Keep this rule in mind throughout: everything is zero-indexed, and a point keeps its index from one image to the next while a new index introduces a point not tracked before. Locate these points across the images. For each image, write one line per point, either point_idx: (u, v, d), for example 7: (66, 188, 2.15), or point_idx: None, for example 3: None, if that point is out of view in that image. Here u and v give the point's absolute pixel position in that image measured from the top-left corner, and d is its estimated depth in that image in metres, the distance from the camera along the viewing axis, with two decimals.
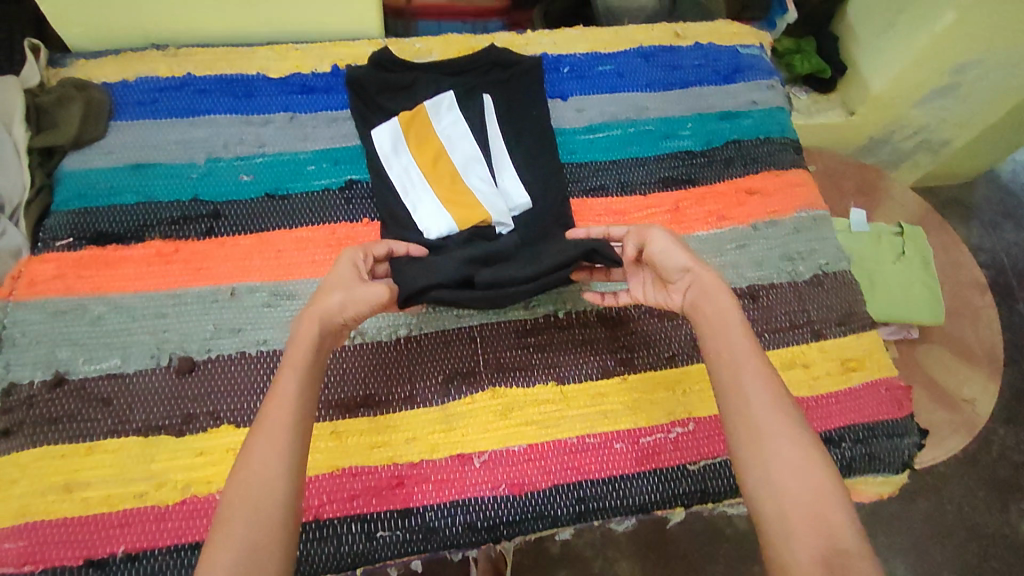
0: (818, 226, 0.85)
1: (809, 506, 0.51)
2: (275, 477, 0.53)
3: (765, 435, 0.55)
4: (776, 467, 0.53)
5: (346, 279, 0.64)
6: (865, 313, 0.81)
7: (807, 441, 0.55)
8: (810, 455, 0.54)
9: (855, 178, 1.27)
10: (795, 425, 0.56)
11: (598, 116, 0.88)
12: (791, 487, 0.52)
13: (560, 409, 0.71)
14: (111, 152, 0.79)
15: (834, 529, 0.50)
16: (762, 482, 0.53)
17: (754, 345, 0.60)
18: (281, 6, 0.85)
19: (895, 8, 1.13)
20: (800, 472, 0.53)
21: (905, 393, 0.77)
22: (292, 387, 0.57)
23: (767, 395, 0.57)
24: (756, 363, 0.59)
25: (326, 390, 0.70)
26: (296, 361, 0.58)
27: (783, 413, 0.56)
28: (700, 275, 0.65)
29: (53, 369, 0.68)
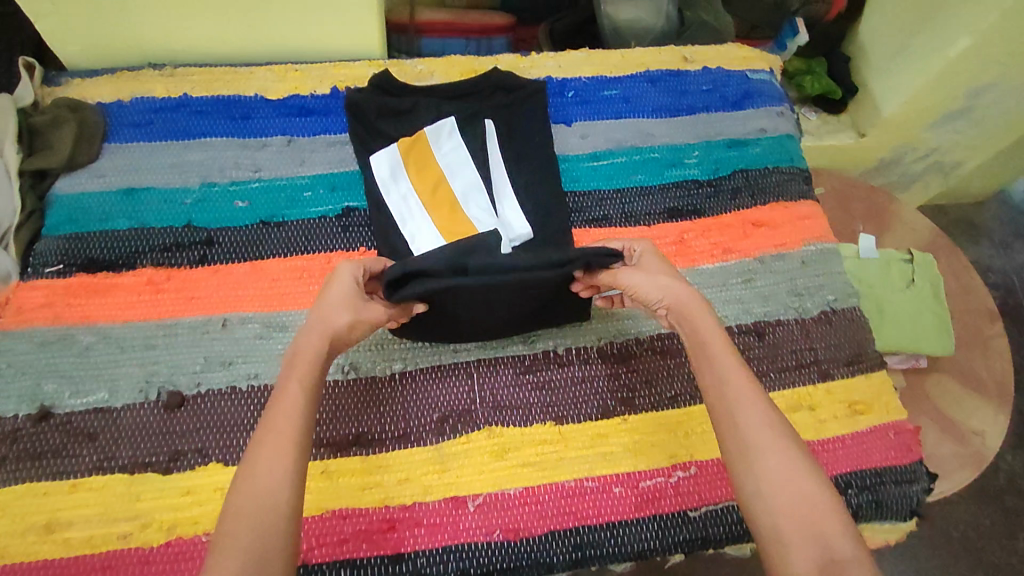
0: (827, 260, 0.82)
1: (801, 519, 0.51)
2: (279, 495, 0.51)
3: (753, 450, 0.55)
4: (766, 482, 0.53)
5: (349, 295, 0.61)
6: (874, 353, 0.78)
7: (794, 451, 0.55)
8: (799, 465, 0.54)
9: (865, 201, 1.23)
10: (782, 436, 0.55)
11: (603, 142, 0.86)
12: (783, 500, 0.52)
13: (557, 451, 0.69)
14: (104, 175, 0.77)
15: (829, 540, 0.50)
16: (754, 499, 0.54)
17: (735, 354, 0.60)
18: (279, 26, 0.83)
19: (909, 30, 1.08)
20: (790, 484, 0.53)
21: (914, 438, 0.75)
22: (297, 402, 0.56)
23: (752, 408, 0.57)
24: (739, 376, 0.58)
25: (320, 427, 0.68)
26: (302, 377, 0.57)
27: (769, 425, 0.56)
28: (678, 288, 0.64)
29: (38, 403, 0.66)
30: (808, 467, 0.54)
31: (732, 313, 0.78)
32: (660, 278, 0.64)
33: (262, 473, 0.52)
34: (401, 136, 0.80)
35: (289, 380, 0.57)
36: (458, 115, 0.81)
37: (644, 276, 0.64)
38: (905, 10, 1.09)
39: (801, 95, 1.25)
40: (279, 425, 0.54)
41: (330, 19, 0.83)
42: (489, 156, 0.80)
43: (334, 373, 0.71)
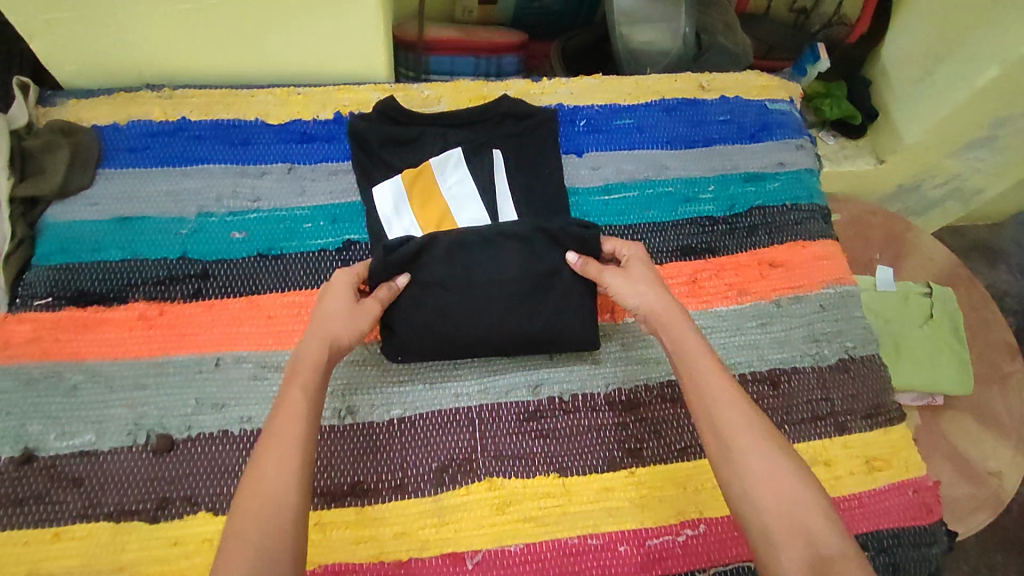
0: (846, 304, 0.79)
1: (787, 516, 0.53)
2: (285, 493, 0.52)
3: (737, 451, 0.57)
4: (751, 481, 0.55)
5: (340, 300, 0.65)
6: (893, 405, 0.75)
7: (775, 450, 0.57)
8: (782, 464, 0.55)
9: (882, 228, 1.12)
10: (763, 437, 0.57)
11: (615, 175, 0.83)
12: (768, 498, 0.54)
13: (561, 505, 0.66)
14: (98, 203, 0.74)
15: (816, 536, 0.51)
16: (741, 499, 0.55)
17: (711, 360, 0.62)
18: (279, 48, 0.80)
19: (934, 55, 1.01)
20: (774, 482, 0.54)
21: (934, 496, 0.71)
22: (300, 406, 0.57)
23: (733, 410, 0.59)
24: (718, 381, 0.61)
25: (319, 476, 0.65)
26: (305, 383, 0.58)
27: (749, 426, 0.58)
28: (657, 298, 0.67)
29: (21, 445, 0.64)
30: (791, 464, 0.56)
31: (746, 360, 0.75)
32: (639, 287, 0.68)
33: (269, 477, 0.52)
34: (405, 167, 0.77)
35: (290, 386, 0.58)
36: (465, 146, 0.79)
37: (625, 280, 0.69)
38: (931, 33, 1.02)
39: (819, 118, 1.17)
40: (286, 433, 0.55)
41: (334, 42, 0.80)
42: (496, 190, 0.77)
43: (329, 417, 0.68)
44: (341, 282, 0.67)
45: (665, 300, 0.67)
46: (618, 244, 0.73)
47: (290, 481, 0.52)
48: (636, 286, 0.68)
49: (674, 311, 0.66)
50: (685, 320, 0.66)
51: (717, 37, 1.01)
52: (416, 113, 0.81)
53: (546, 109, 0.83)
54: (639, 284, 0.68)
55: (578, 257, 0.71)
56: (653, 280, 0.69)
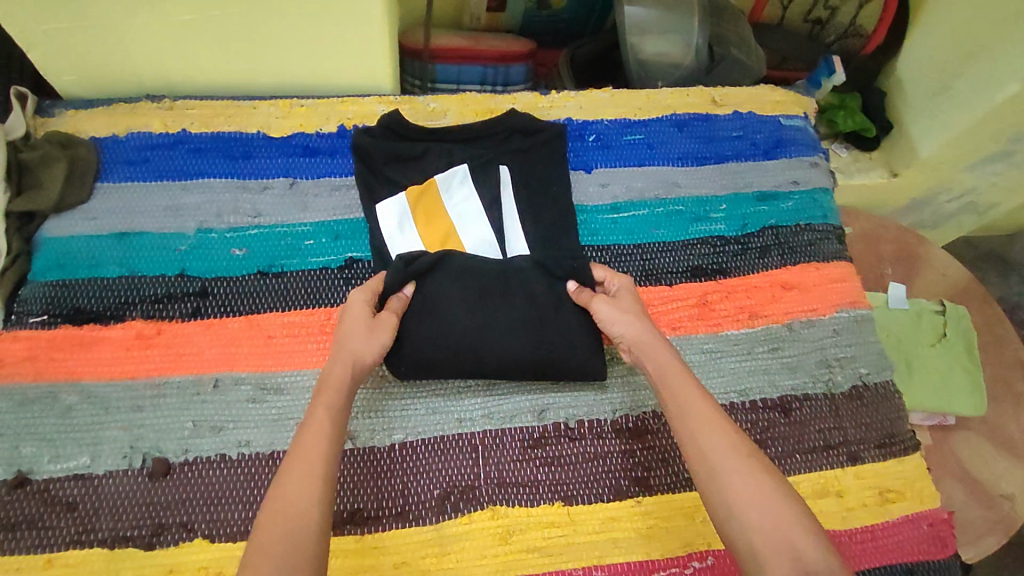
0: (860, 328, 0.77)
1: (775, 535, 0.51)
2: (307, 507, 0.51)
3: (720, 470, 0.55)
4: (737, 502, 0.53)
5: (359, 319, 0.64)
6: (907, 434, 0.73)
7: (759, 468, 0.55)
8: (766, 483, 0.54)
9: (892, 242, 1.07)
10: (745, 456, 0.56)
11: (624, 192, 0.81)
12: (754, 518, 0.52)
13: (565, 535, 0.64)
14: (96, 218, 0.73)
15: (804, 554, 0.50)
16: (729, 521, 0.53)
17: (694, 383, 0.61)
18: (282, 59, 0.78)
19: (952, 68, 0.99)
20: (759, 502, 0.53)
21: (949, 529, 0.69)
22: (323, 425, 0.56)
23: (713, 431, 0.57)
24: (698, 402, 0.59)
25: (342, 498, 0.64)
26: (329, 401, 0.58)
27: (731, 446, 0.56)
28: (640, 323, 0.66)
29: (14, 468, 0.62)
30: (776, 482, 0.54)
31: (757, 386, 0.73)
32: (624, 316, 0.66)
33: (294, 491, 0.52)
34: (409, 183, 0.76)
35: (314, 406, 0.57)
36: (471, 162, 0.77)
37: (614, 309, 0.67)
38: (948, 45, 0.99)
39: (832, 130, 1.13)
40: (315, 450, 0.54)
41: (338, 54, 0.78)
42: (502, 208, 0.76)
43: (352, 440, 0.67)
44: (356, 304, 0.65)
45: (645, 324, 0.65)
46: (607, 272, 0.72)
47: (313, 496, 0.52)
48: (623, 313, 0.66)
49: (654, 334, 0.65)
50: (664, 343, 0.64)
51: (732, 49, 0.99)
52: (423, 129, 0.79)
53: (554, 123, 0.81)
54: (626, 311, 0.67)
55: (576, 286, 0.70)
56: (638, 308, 0.67)
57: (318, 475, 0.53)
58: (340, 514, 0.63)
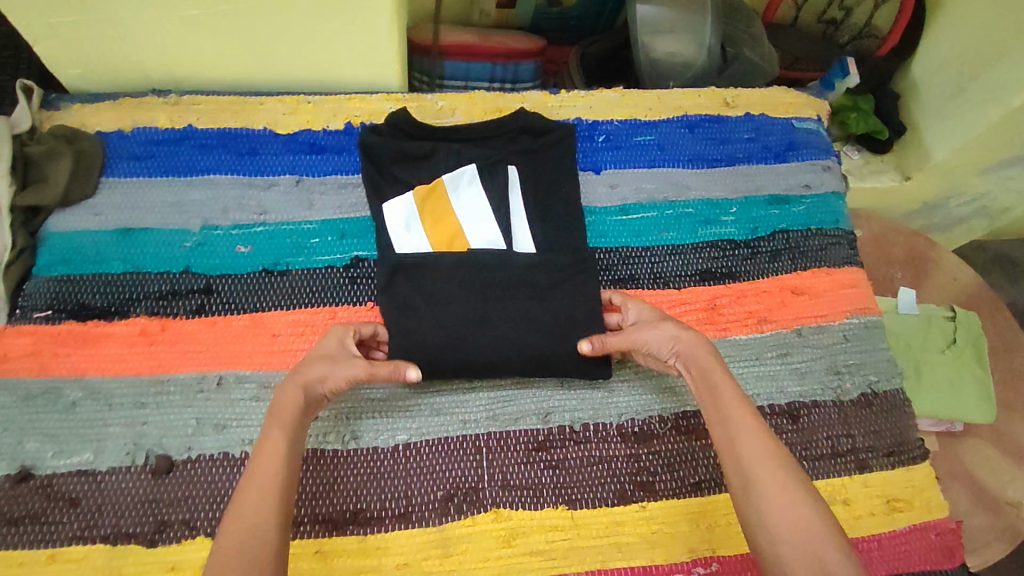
0: (870, 335, 0.76)
1: (802, 546, 0.50)
2: (269, 518, 0.51)
3: (753, 478, 0.55)
4: (768, 510, 0.53)
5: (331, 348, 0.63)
6: (916, 442, 0.72)
7: (793, 479, 0.54)
8: (798, 494, 0.53)
9: (904, 247, 1.06)
10: (780, 467, 0.55)
11: (633, 194, 0.80)
12: (782, 527, 0.52)
13: (569, 539, 0.64)
14: (101, 213, 0.73)
15: (829, 565, 0.49)
16: (759, 528, 0.53)
17: (738, 392, 0.61)
18: (289, 55, 0.78)
19: (968, 72, 0.97)
20: (790, 512, 0.52)
21: (957, 539, 0.69)
22: (277, 447, 0.56)
23: (752, 439, 0.57)
24: (741, 409, 0.59)
25: (306, 500, 0.63)
26: (284, 422, 0.57)
27: (769, 456, 0.56)
28: (685, 329, 0.65)
29: (18, 463, 0.62)
30: (808, 494, 0.53)
31: (765, 392, 0.72)
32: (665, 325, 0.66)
33: (248, 506, 0.52)
34: (417, 183, 0.75)
35: (269, 427, 0.57)
36: (480, 162, 0.76)
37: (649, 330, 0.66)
38: (966, 49, 0.98)
39: (844, 132, 1.12)
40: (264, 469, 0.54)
41: (347, 50, 0.77)
42: (511, 208, 0.75)
43: (314, 440, 0.66)
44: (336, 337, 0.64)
45: (691, 331, 0.65)
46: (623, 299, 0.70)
47: (271, 511, 0.52)
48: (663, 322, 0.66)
49: (701, 340, 0.65)
50: (711, 350, 0.64)
51: (744, 50, 0.98)
52: (432, 128, 0.79)
53: (563, 123, 0.80)
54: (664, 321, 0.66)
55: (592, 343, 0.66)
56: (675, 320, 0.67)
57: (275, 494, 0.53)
58: (302, 518, 0.63)
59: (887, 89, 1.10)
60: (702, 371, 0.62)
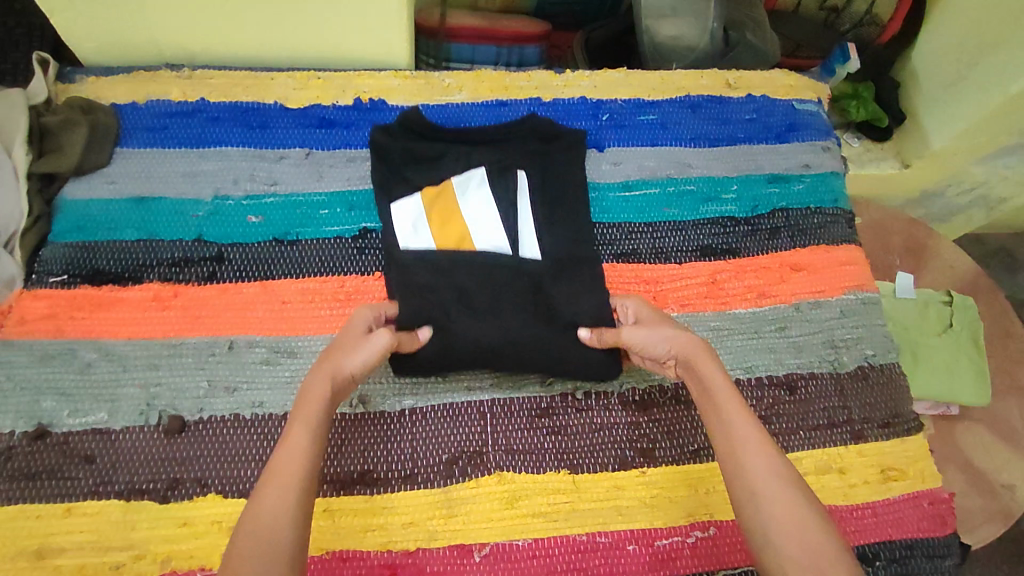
0: (867, 310, 0.78)
1: (811, 566, 0.48)
2: (287, 518, 0.49)
3: (761, 495, 0.53)
4: (775, 528, 0.51)
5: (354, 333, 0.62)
6: (910, 415, 0.74)
7: (801, 497, 0.52)
8: (806, 513, 0.51)
9: (903, 234, 1.05)
10: (789, 484, 0.53)
11: (636, 171, 0.81)
12: (790, 546, 0.50)
13: (570, 501, 0.66)
14: (115, 182, 0.75)
15: None
16: (766, 546, 0.51)
17: (743, 404, 0.58)
18: (299, 30, 0.79)
19: (965, 59, 0.98)
20: (798, 531, 0.50)
21: (949, 509, 0.70)
22: (302, 443, 0.53)
23: (759, 454, 0.55)
24: (745, 422, 0.57)
25: (327, 461, 0.65)
26: (307, 417, 0.55)
27: (776, 472, 0.54)
28: (686, 335, 0.63)
29: (36, 420, 0.64)
30: (816, 513, 0.52)
31: (763, 363, 0.74)
32: (665, 331, 0.63)
33: (265, 506, 0.49)
34: (426, 185, 0.76)
35: (294, 421, 0.55)
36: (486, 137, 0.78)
37: (647, 332, 0.65)
38: (964, 36, 0.99)
39: (844, 120, 1.13)
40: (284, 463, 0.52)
41: (357, 27, 0.79)
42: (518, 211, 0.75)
43: (347, 405, 0.68)
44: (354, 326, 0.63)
45: (692, 337, 0.63)
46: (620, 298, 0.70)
47: (289, 514, 0.49)
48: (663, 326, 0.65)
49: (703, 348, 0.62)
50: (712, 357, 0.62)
51: (747, 34, 0.98)
52: (442, 130, 0.80)
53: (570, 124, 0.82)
54: (663, 327, 0.65)
55: (590, 334, 0.68)
56: (674, 324, 0.65)
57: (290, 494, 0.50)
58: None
59: (887, 77, 1.11)
60: (706, 380, 0.60)
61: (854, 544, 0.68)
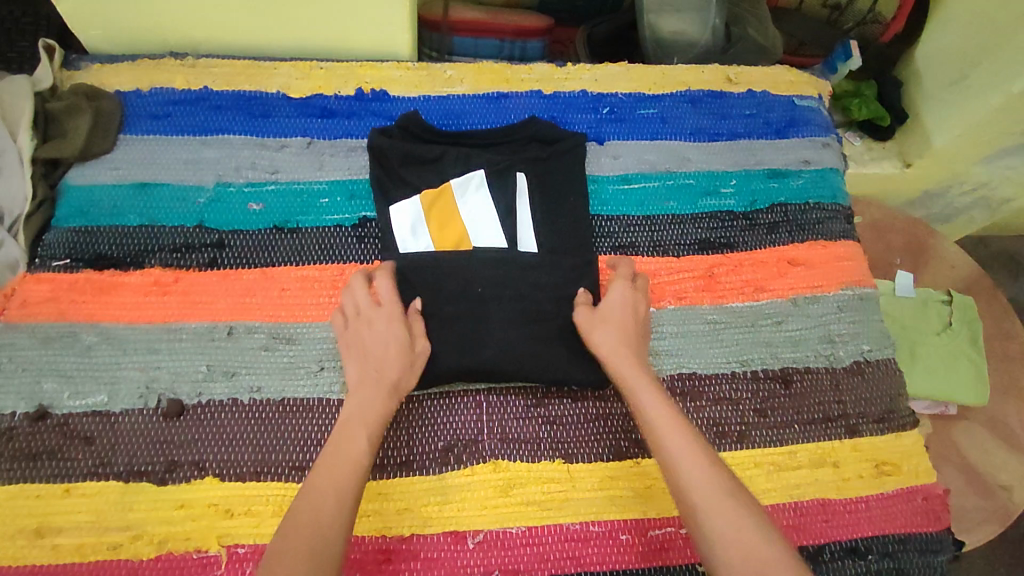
0: (864, 306, 0.78)
1: None
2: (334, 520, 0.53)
3: (700, 504, 0.54)
4: (719, 536, 0.53)
5: (386, 352, 0.64)
6: (906, 411, 0.74)
7: (739, 503, 0.54)
8: (745, 519, 0.53)
9: (904, 233, 1.05)
10: (725, 493, 0.55)
11: (635, 164, 0.82)
12: (732, 550, 0.52)
13: (564, 491, 0.66)
14: (118, 168, 0.75)
15: None
16: (711, 553, 0.52)
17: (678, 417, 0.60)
18: (302, 21, 0.79)
19: (970, 58, 0.97)
20: (739, 537, 0.52)
21: (943, 504, 0.71)
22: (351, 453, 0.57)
23: (694, 464, 0.56)
24: (679, 431, 0.59)
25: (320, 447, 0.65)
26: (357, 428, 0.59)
27: (712, 481, 0.55)
28: (624, 345, 0.66)
29: (37, 401, 0.65)
30: (756, 518, 0.53)
31: (759, 356, 0.74)
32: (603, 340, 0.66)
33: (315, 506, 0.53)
34: (424, 188, 0.75)
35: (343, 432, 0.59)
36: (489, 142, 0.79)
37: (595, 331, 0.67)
38: (968, 34, 0.98)
39: (847, 118, 1.11)
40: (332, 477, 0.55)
41: (359, 19, 0.79)
42: (517, 212, 0.75)
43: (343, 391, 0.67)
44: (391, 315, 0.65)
45: (628, 348, 0.65)
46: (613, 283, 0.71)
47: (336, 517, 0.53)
48: (611, 327, 0.67)
49: (638, 360, 0.65)
50: (644, 370, 0.64)
51: (748, 30, 0.99)
52: (442, 132, 0.79)
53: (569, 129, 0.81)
54: (612, 329, 0.67)
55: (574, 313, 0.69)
56: (625, 325, 0.67)
57: (330, 498, 0.54)
58: (308, 463, 0.64)
59: (889, 76, 1.11)
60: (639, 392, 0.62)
61: (846, 537, 0.68)
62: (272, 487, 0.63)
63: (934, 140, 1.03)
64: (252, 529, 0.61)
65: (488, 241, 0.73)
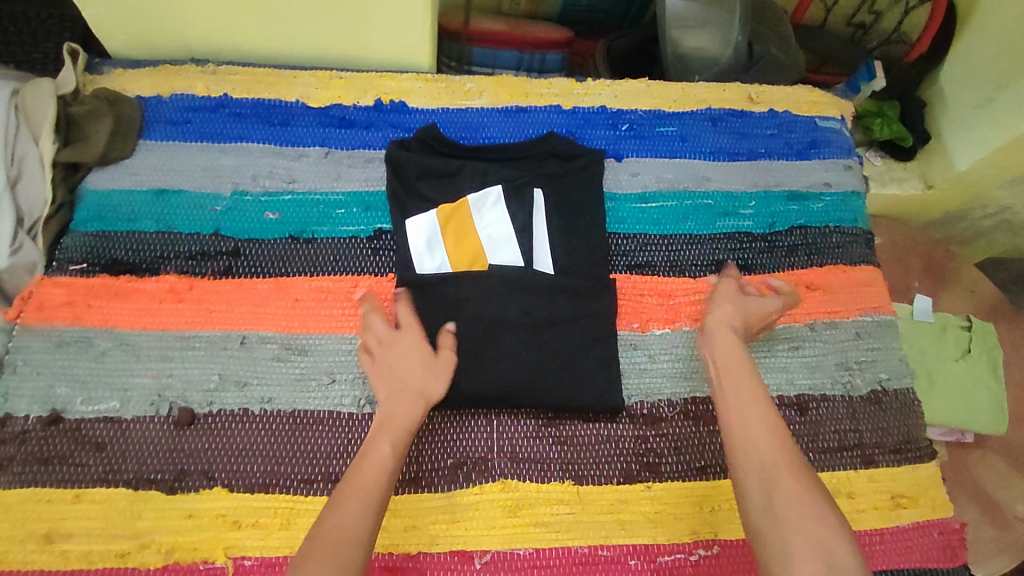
0: (883, 332, 0.77)
1: (808, 534, 0.50)
2: (355, 521, 0.53)
3: (766, 463, 0.56)
4: (787, 530, 0.51)
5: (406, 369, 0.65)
6: (924, 442, 0.73)
7: (803, 477, 0.55)
8: (810, 494, 0.53)
9: (925, 257, 1.02)
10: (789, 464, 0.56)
11: (653, 182, 0.81)
12: (799, 556, 0.49)
13: (573, 513, 0.65)
14: (137, 173, 0.76)
15: (835, 555, 0.49)
16: (772, 549, 0.51)
17: (765, 398, 0.62)
18: (322, 31, 0.79)
19: (998, 81, 0.96)
20: (819, 541, 0.50)
21: (960, 539, 0.69)
22: (366, 478, 0.56)
23: (768, 442, 0.58)
24: (760, 414, 0.60)
25: (329, 460, 0.64)
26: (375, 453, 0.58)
27: (775, 454, 0.57)
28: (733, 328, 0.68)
29: (50, 406, 0.65)
30: (828, 512, 0.52)
31: (775, 383, 0.73)
32: (716, 313, 0.70)
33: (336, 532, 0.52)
34: (441, 201, 0.75)
35: (362, 459, 0.58)
36: (505, 182, 0.76)
37: (717, 304, 0.70)
38: (997, 57, 0.96)
39: (867, 138, 1.09)
40: (349, 505, 0.54)
41: (381, 30, 0.79)
42: (533, 229, 0.74)
43: (353, 405, 0.67)
44: (426, 347, 0.66)
45: (737, 334, 0.68)
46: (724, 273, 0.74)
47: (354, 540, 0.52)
48: (717, 311, 0.70)
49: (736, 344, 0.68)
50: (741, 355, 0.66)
51: (771, 48, 0.98)
52: (459, 146, 0.79)
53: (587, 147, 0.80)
54: (718, 314, 0.69)
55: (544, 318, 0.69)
56: (738, 311, 0.70)
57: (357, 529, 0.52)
58: (317, 476, 0.64)
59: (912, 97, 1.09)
60: (727, 372, 0.65)
61: None
62: (282, 500, 0.63)
63: (956, 163, 1.02)
64: (260, 542, 0.61)
65: (505, 260, 0.72)
